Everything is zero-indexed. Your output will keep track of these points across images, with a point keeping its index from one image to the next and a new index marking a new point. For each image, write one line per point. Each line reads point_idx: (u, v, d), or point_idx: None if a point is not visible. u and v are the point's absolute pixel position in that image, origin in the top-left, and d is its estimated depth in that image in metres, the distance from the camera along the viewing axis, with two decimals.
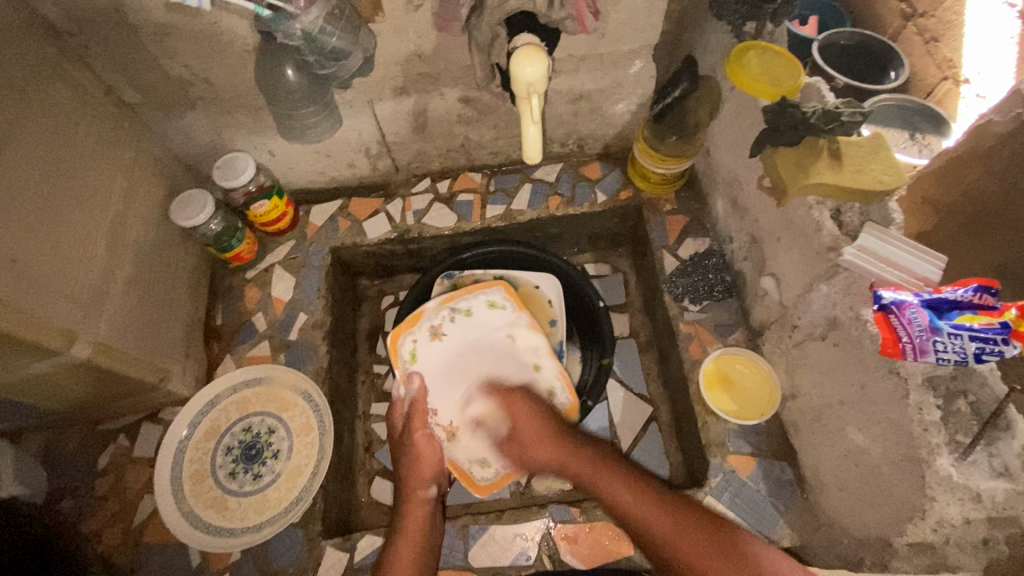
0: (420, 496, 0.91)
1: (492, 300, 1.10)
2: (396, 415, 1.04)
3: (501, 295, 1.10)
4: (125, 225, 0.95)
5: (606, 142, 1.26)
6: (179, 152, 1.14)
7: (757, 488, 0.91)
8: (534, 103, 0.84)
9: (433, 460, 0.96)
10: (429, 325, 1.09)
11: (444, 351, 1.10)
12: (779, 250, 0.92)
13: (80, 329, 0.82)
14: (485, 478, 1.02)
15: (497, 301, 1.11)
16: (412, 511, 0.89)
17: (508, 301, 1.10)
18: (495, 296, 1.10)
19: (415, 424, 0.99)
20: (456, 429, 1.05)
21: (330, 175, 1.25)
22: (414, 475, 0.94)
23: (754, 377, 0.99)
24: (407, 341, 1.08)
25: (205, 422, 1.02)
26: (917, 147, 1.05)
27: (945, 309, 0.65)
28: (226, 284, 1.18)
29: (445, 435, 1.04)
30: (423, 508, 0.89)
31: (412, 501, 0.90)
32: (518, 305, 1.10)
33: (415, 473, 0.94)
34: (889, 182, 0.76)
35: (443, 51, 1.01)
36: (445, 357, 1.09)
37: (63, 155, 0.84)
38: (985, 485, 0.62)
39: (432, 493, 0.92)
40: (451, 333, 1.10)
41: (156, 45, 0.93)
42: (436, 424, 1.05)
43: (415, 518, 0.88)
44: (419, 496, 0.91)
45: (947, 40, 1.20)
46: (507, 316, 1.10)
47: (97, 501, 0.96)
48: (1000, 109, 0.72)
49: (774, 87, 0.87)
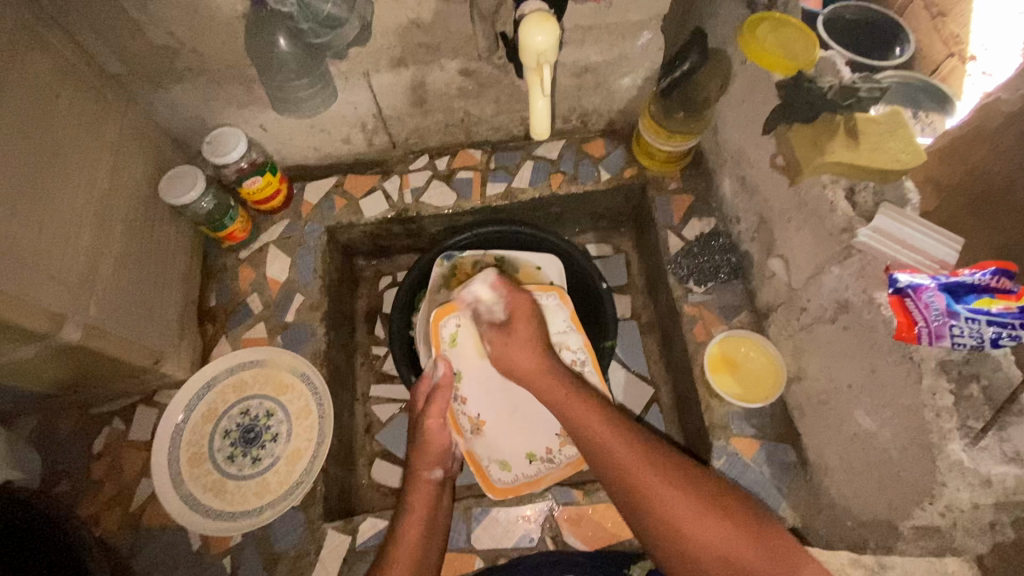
0: (423, 476, 0.90)
1: (545, 303, 1.09)
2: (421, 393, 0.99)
3: (555, 300, 1.09)
4: (112, 201, 0.91)
5: (611, 118, 1.22)
6: (166, 125, 1.10)
7: (760, 471, 0.91)
8: (545, 73, 0.80)
9: (441, 441, 0.95)
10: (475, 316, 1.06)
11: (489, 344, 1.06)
12: (789, 230, 0.90)
13: (69, 312, 0.79)
14: (501, 480, 0.99)
15: (549, 305, 1.09)
16: (417, 489, 0.88)
17: (561, 309, 1.08)
18: (549, 299, 1.09)
19: (430, 410, 0.95)
20: (481, 424, 1.05)
21: (326, 150, 1.21)
22: (422, 456, 0.93)
23: (760, 359, 0.98)
24: (450, 325, 1.05)
25: (201, 406, 1.00)
26: (921, 125, 1.02)
27: (962, 292, 0.63)
28: (220, 263, 1.14)
29: (469, 427, 1.04)
30: (429, 487, 0.88)
31: (417, 480, 0.89)
32: (573, 316, 1.08)
33: (421, 456, 0.93)
34: (907, 160, 0.75)
35: (443, 20, 0.96)
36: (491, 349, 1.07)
37: (45, 130, 0.80)
38: (996, 470, 0.61)
39: (437, 475, 0.91)
40: None
41: (140, 11, 0.88)
42: (463, 413, 1.05)
43: (422, 495, 0.87)
44: (423, 476, 0.90)
45: (955, 16, 1.19)
46: (558, 324, 1.08)
47: (94, 485, 0.95)
48: (1009, 87, 0.72)
49: (789, 60, 0.83)
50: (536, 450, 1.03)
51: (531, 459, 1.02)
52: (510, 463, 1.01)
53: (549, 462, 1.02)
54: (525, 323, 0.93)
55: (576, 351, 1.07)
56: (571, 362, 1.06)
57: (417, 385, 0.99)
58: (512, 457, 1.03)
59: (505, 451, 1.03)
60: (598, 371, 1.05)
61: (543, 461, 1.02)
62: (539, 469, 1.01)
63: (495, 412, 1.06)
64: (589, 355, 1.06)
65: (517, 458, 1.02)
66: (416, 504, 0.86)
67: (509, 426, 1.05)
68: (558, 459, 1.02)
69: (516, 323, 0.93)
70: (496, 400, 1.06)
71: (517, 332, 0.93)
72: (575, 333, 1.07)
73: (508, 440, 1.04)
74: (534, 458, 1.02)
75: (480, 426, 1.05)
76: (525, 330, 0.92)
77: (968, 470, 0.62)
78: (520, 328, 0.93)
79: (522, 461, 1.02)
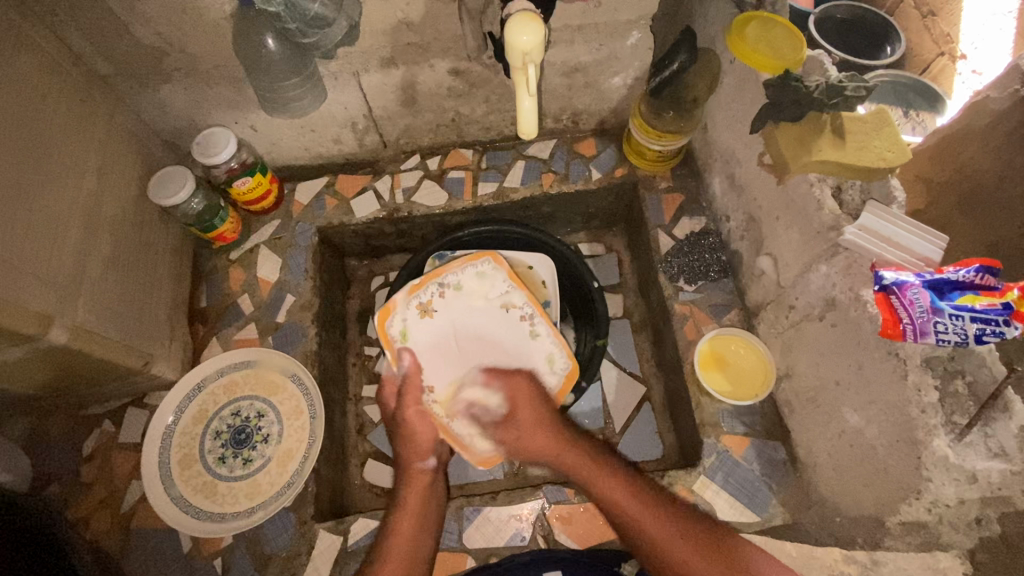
0: (416, 469, 0.89)
1: (480, 271, 1.07)
2: (388, 393, 1.00)
3: (490, 265, 1.07)
4: (101, 203, 0.91)
5: (601, 117, 1.23)
6: (154, 125, 1.10)
7: (750, 468, 0.91)
8: (531, 74, 0.80)
9: (428, 432, 0.93)
10: (418, 300, 1.06)
11: (437, 327, 1.06)
12: (778, 229, 0.91)
13: (56, 314, 0.79)
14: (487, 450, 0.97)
15: (486, 272, 1.07)
16: (412, 483, 0.88)
17: (497, 271, 1.07)
18: (483, 267, 1.07)
19: (407, 400, 0.96)
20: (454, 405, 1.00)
21: (316, 150, 1.21)
22: (409, 448, 0.92)
23: (749, 356, 0.98)
24: (395, 322, 1.04)
25: (192, 407, 1.00)
26: (911, 124, 1.05)
27: (946, 289, 0.64)
28: (210, 264, 1.14)
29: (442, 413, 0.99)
30: (423, 478, 0.89)
31: (411, 473, 0.89)
32: (510, 274, 1.06)
33: (410, 446, 0.92)
34: (892, 159, 0.75)
35: (432, 20, 0.96)
36: (437, 333, 1.05)
37: (31, 131, 0.79)
38: (980, 466, 0.62)
39: (430, 464, 0.90)
40: (442, 309, 1.06)
41: (127, 12, 0.88)
42: (431, 399, 1.00)
43: (416, 489, 0.87)
44: (417, 468, 0.90)
45: (945, 15, 1.20)
46: (498, 287, 1.07)
47: (83, 487, 0.94)
48: (998, 86, 0.74)
49: (773, 59, 0.84)
50: None
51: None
52: None
53: None
54: (530, 408, 0.92)
55: (521, 307, 1.05)
56: (519, 319, 1.06)
57: (381, 386, 1.01)
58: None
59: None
60: (547, 320, 1.04)
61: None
62: None
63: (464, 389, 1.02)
64: (535, 308, 1.05)
65: None
66: (411, 500, 0.86)
67: None
68: None
69: (517, 415, 0.92)
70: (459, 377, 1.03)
71: (523, 417, 0.91)
72: (516, 290, 1.06)
73: None
74: None
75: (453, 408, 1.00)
76: (529, 414, 0.91)
77: (953, 466, 0.62)
78: (522, 415, 0.91)
79: None
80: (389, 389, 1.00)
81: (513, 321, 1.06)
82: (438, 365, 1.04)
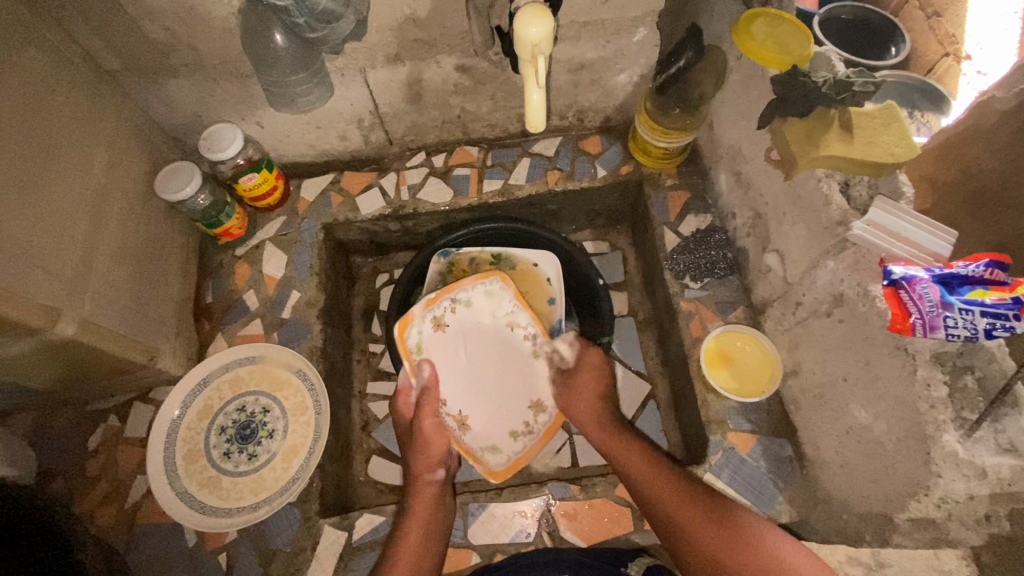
0: (425, 479, 0.89)
1: (489, 289, 1.06)
2: (403, 403, 1.01)
3: (499, 284, 1.06)
4: (109, 196, 0.91)
5: (607, 115, 1.23)
6: (161, 120, 1.10)
7: (756, 465, 0.91)
8: (540, 66, 0.79)
9: (441, 444, 0.94)
10: (432, 315, 1.05)
11: (449, 342, 1.06)
12: (784, 225, 0.90)
13: (64, 307, 0.79)
14: (497, 463, 1.00)
15: (495, 290, 1.07)
16: (419, 492, 0.88)
17: (505, 291, 1.06)
18: (492, 285, 1.06)
19: (425, 411, 0.95)
20: (466, 418, 1.03)
21: (322, 147, 1.21)
22: (422, 458, 0.92)
23: (756, 354, 0.98)
24: (412, 333, 1.03)
25: (197, 402, 0.99)
26: (917, 124, 1.02)
27: (956, 284, 0.63)
28: (216, 260, 1.14)
29: (454, 425, 1.02)
30: (430, 489, 0.89)
31: (419, 484, 0.89)
32: (517, 296, 1.06)
33: (422, 458, 0.92)
34: (901, 154, 0.75)
35: (439, 16, 0.96)
36: (449, 346, 1.06)
37: (44, 126, 0.80)
38: (990, 461, 0.61)
39: (438, 476, 0.91)
40: (454, 323, 1.06)
41: (136, 7, 0.88)
42: (445, 413, 1.03)
43: (424, 499, 0.87)
44: (425, 478, 0.90)
45: (950, 16, 1.20)
46: (505, 306, 1.07)
47: (87, 482, 0.94)
48: (1003, 85, 0.74)
49: (782, 55, 0.84)
50: (518, 426, 1.03)
51: (515, 437, 1.02)
52: (499, 446, 1.02)
53: (531, 435, 1.03)
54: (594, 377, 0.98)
55: (526, 327, 1.07)
56: (525, 337, 1.07)
57: (396, 396, 1.01)
58: (500, 439, 1.03)
59: (491, 436, 1.03)
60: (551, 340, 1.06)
61: (526, 435, 1.03)
62: (525, 445, 1.02)
63: (476, 405, 1.04)
64: (540, 328, 1.06)
65: (502, 439, 1.03)
66: (418, 509, 0.86)
67: (490, 412, 1.04)
68: (538, 429, 1.03)
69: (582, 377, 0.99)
70: (470, 392, 1.05)
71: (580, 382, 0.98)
72: (522, 310, 1.06)
73: (493, 425, 1.03)
74: (517, 435, 1.03)
75: (465, 422, 1.03)
76: (588, 381, 0.98)
77: (963, 461, 0.62)
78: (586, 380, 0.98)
79: (508, 441, 1.02)
80: (405, 401, 1.01)
81: (520, 339, 1.07)
82: (451, 377, 1.05)
